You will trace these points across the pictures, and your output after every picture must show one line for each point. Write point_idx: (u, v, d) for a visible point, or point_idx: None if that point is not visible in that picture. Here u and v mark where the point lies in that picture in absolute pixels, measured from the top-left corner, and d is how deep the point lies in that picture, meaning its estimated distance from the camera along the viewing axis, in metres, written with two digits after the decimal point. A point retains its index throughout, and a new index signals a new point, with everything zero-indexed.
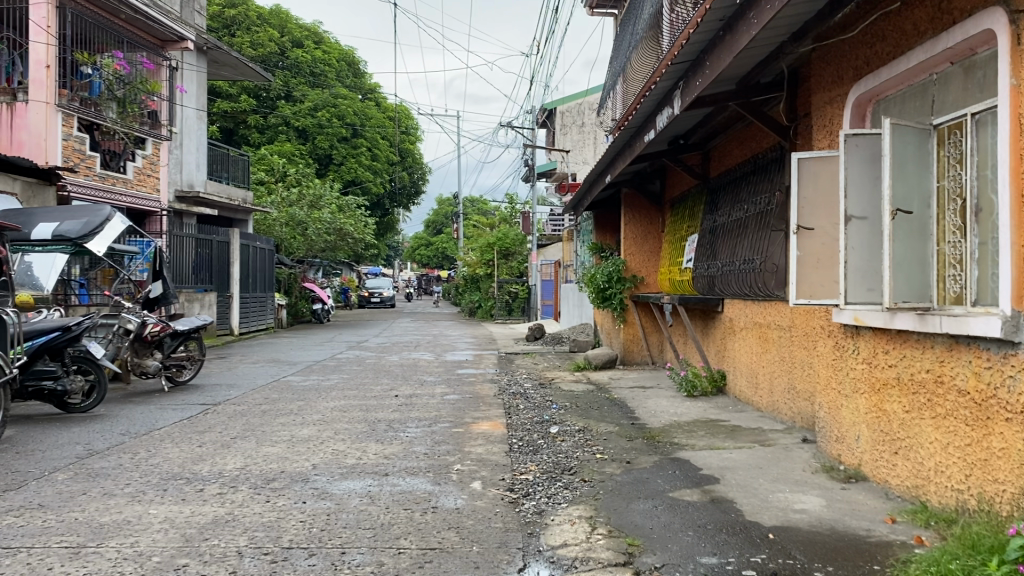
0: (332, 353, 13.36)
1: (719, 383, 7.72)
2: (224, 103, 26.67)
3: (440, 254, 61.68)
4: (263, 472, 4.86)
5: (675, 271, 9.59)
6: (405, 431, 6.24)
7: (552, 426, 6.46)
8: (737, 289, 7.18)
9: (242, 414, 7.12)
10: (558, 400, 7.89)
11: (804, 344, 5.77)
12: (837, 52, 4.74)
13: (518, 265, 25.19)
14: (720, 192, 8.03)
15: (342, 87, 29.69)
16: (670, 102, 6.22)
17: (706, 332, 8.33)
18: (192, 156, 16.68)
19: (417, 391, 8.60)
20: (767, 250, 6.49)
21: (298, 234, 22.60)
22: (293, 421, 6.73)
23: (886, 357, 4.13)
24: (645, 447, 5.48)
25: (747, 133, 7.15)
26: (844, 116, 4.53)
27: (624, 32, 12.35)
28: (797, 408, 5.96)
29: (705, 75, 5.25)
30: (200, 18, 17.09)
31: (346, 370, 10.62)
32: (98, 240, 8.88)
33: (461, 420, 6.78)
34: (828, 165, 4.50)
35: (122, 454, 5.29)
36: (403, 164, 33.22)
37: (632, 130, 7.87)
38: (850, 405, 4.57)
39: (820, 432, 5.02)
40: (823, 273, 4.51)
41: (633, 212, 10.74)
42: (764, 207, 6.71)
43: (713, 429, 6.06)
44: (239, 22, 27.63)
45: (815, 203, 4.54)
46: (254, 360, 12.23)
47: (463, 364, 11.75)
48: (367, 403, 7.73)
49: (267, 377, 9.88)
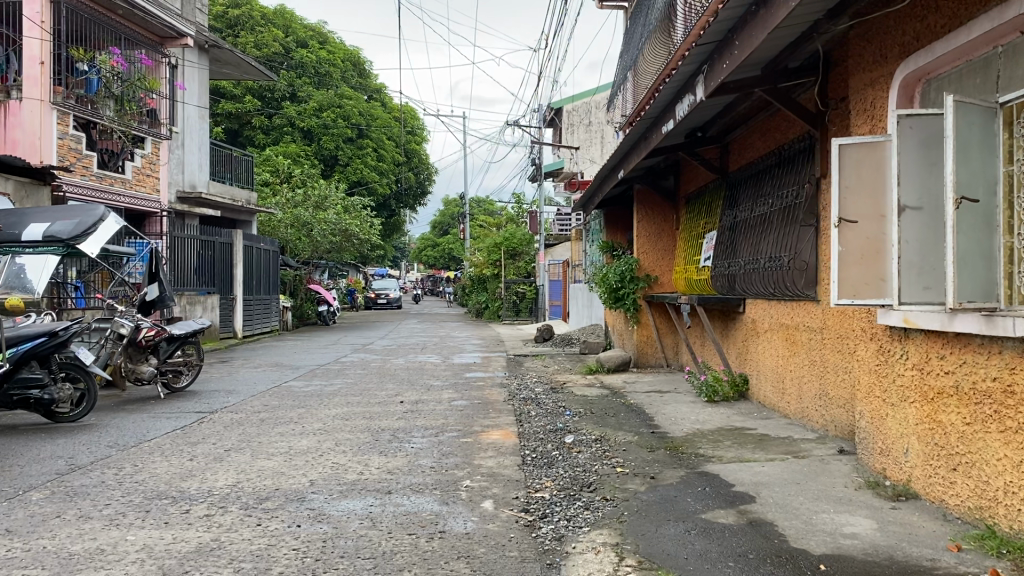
0: (336, 356, 12.99)
1: (741, 388, 7.30)
2: (228, 104, 26.44)
3: (446, 255, 61.29)
4: (256, 490, 4.47)
5: (692, 269, 9.18)
6: (410, 442, 5.85)
7: (566, 435, 6.07)
8: (762, 289, 6.79)
9: (239, 423, 6.74)
10: (571, 406, 7.48)
11: (838, 347, 5.37)
12: (882, 27, 4.33)
13: (525, 265, 24.78)
14: (741, 186, 7.63)
15: (346, 87, 29.40)
16: (692, 88, 5.83)
17: (726, 334, 7.91)
18: (194, 156, 16.38)
19: (424, 396, 8.21)
20: (795, 246, 6.09)
21: (303, 235, 22.19)
22: (292, 431, 6.35)
23: (941, 363, 3.73)
24: (668, 459, 5.09)
25: (771, 123, 6.75)
26: (890, 98, 4.14)
27: (635, 24, 11.95)
28: (829, 415, 5.56)
29: (734, 57, 4.86)
30: (202, 15, 16.76)
31: (349, 375, 10.24)
32: (91, 240, 8.50)
33: (470, 429, 6.38)
34: (873, 151, 4.10)
35: (106, 469, 4.92)
36: (409, 165, 32.81)
37: (648, 122, 7.48)
38: (897, 415, 4.17)
39: (861, 443, 4.62)
40: (868, 270, 4.11)
41: (646, 210, 10.35)
42: (791, 201, 6.30)
43: (740, 438, 5.66)
44: (242, 22, 27.25)
45: (858, 194, 4.13)
46: (256, 365, 11.88)
47: (470, 367, 11.35)
48: (371, 411, 7.34)
49: (268, 382, 9.49)
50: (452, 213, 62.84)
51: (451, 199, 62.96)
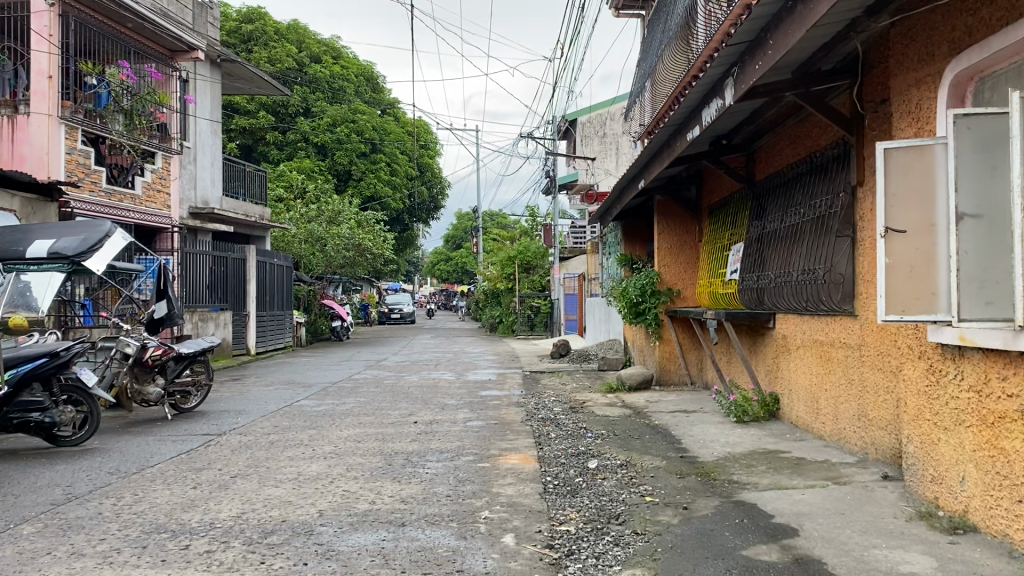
0: (350, 373, 12.74)
1: (771, 408, 7.00)
2: (242, 119, 26.40)
3: (459, 269, 61.06)
4: (262, 522, 4.19)
5: (716, 283, 8.87)
6: (426, 467, 5.57)
7: (590, 460, 5.77)
8: (795, 303, 6.48)
9: (248, 446, 6.47)
10: (593, 427, 7.18)
11: (880, 365, 5.05)
12: (927, 24, 4.04)
13: (539, 279, 24.46)
14: (769, 196, 7.34)
15: (360, 102, 29.32)
16: (720, 92, 5.56)
17: (755, 350, 7.59)
18: (206, 172, 16.25)
19: (439, 417, 7.93)
20: (830, 258, 5.79)
21: (317, 250, 21.90)
22: (303, 455, 6.08)
23: (1003, 385, 3.42)
24: (700, 487, 4.83)
25: (801, 129, 6.46)
26: (939, 98, 3.84)
27: (653, 33, 11.72)
28: (869, 438, 5.24)
29: (767, 57, 4.57)
30: (214, 30, 16.64)
31: (363, 393, 9.96)
32: (96, 257, 8.32)
33: (487, 452, 6.09)
34: (922, 156, 3.80)
35: (104, 499, 4.67)
36: (423, 179, 32.61)
37: (672, 129, 7.23)
38: (951, 441, 3.85)
39: (909, 469, 4.31)
40: (919, 283, 3.79)
41: (668, 221, 10.06)
42: (824, 210, 6.00)
43: (775, 463, 5.36)
44: (256, 38, 27.21)
45: (906, 202, 3.83)
46: (267, 383, 11.64)
47: (486, 384, 11.05)
48: (384, 432, 7.05)
49: (280, 401, 9.24)
50: (466, 227, 62.72)
51: (465, 214, 62.86)
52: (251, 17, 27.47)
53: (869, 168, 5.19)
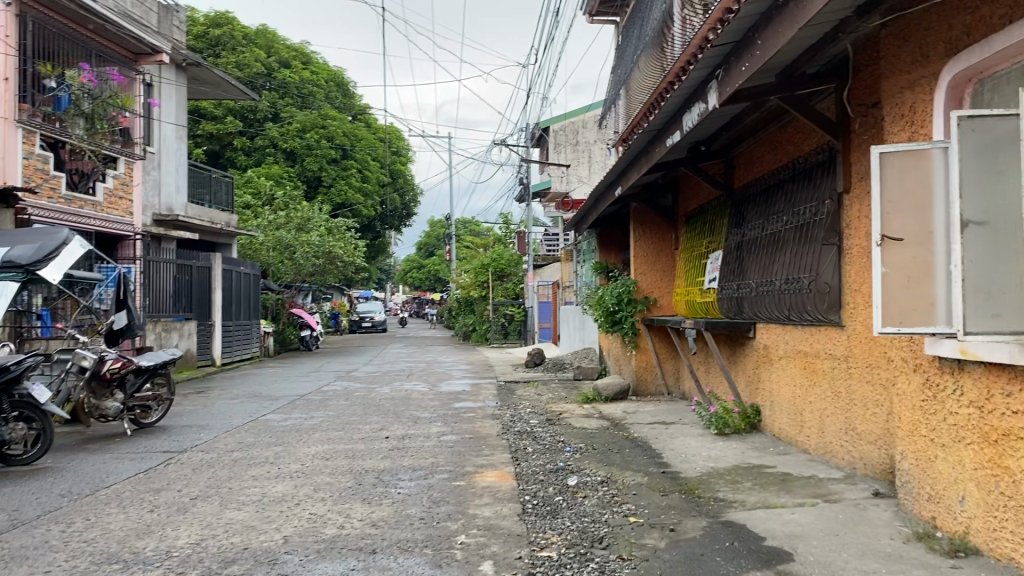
0: (319, 385, 12.41)
1: (752, 420, 6.81)
2: (209, 124, 26.06)
3: (432, 276, 60.65)
4: (221, 551, 3.91)
5: (694, 292, 8.71)
6: (398, 486, 5.31)
7: (569, 477, 5.55)
8: (777, 312, 6.33)
9: (210, 464, 6.17)
10: (570, 441, 6.95)
11: (869, 377, 4.90)
12: (921, 24, 3.88)
13: (513, 287, 24.24)
14: (748, 203, 7.19)
15: (330, 107, 28.99)
16: (703, 95, 5.39)
17: (735, 360, 7.43)
18: (171, 178, 15.88)
19: (411, 431, 7.66)
20: (815, 267, 5.64)
21: (285, 258, 21.61)
22: (267, 474, 5.79)
23: (1007, 401, 3.25)
24: (685, 506, 4.63)
25: (783, 135, 6.31)
26: (935, 102, 3.68)
27: (628, 40, 11.58)
28: (857, 452, 5.08)
29: (755, 58, 4.40)
30: (180, 33, 16.26)
31: (332, 406, 9.65)
32: (53, 266, 7.95)
33: (462, 469, 5.85)
34: (919, 161, 3.63)
35: (52, 525, 4.37)
36: (395, 186, 32.25)
37: (650, 135, 7.06)
38: (950, 458, 3.68)
39: (903, 486, 4.14)
40: (916, 294, 3.62)
41: (643, 229, 9.89)
42: (808, 217, 5.85)
43: (761, 479, 5.17)
44: (225, 42, 26.97)
45: (902, 209, 3.67)
46: (233, 395, 11.28)
47: (459, 396, 10.79)
48: (354, 449, 6.77)
49: (245, 415, 8.91)
50: (438, 235, 62.37)
51: (437, 221, 62.59)
52: (218, 21, 27.09)
53: (857, 174, 5.04)
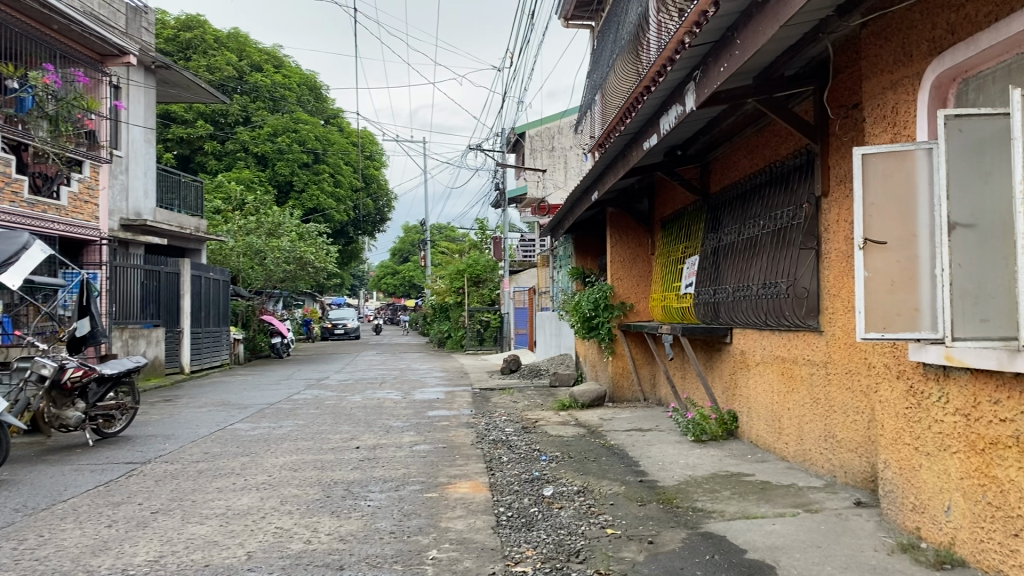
0: (290, 393, 12.17)
1: (729, 426, 6.74)
2: (179, 128, 25.71)
3: (406, 282, 60.38)
4: (180, 568, 3.73)
5: (670, 297, 8.62)
6: (368, 498, 5.15)
7: (545, 487, 5.42)
8: (755, 318, 6.24)
9: (174, 476, 5.96)
10: (546, 449, 6.82)
11: (849, 384, 4.81)
12: (903, 23, 3.81)
13: (489, 293, 24.08)
14: (724, 207, 7.11)
15: (303, 112, 28.72)
16: (681, 97, 5.29)
17: (711, 366, 7.35)
18: (139, 182, 15.59)
19: (383, 440, 7.48)
20: (793, 272, 5.56)
21: (256, 264, 21.28)
22: (233, 485, 5.60)
23: (994, 409, 3.16)
24: (664, 517, 4.50)
25: (760, 138, 6.23)
26: (919, 102, 3.60)
27: (603, 43, 11.51)
28: (837, 460, 5.00)
29: (734, 59, 4.30)
30: (150, 35, 15.98)
31: (302, 415, 9.45)
32: (13, 270, 7.70)
33: (435, 480, 5.69)
34: (902, 163, 3.55)
35: (4, 542, 4.17)
36: (368, 191, 32.00)
37: (627, 138, 6.96)
38: (935, 467, 3.59)
39: (886, 495, 4.05)
40: (900, 299, 3.53)
41: (619, 234, 9.80)
42: (786, 221, 5.77)
43: (740, 488, 5.07)
44: (195, 46, 26.66)
45: (885, 212, 3.58)
46: (200, 404, 11.02)
47: (433, 403, 10.62)
48: (324, 459, 6.59)
49: (212, 425, 8.68)
50: (413, 240, 62.12)
51: (412, 227, 62.39)
52: (189, 24, 26.80)
53: (836, 177, 4.96)
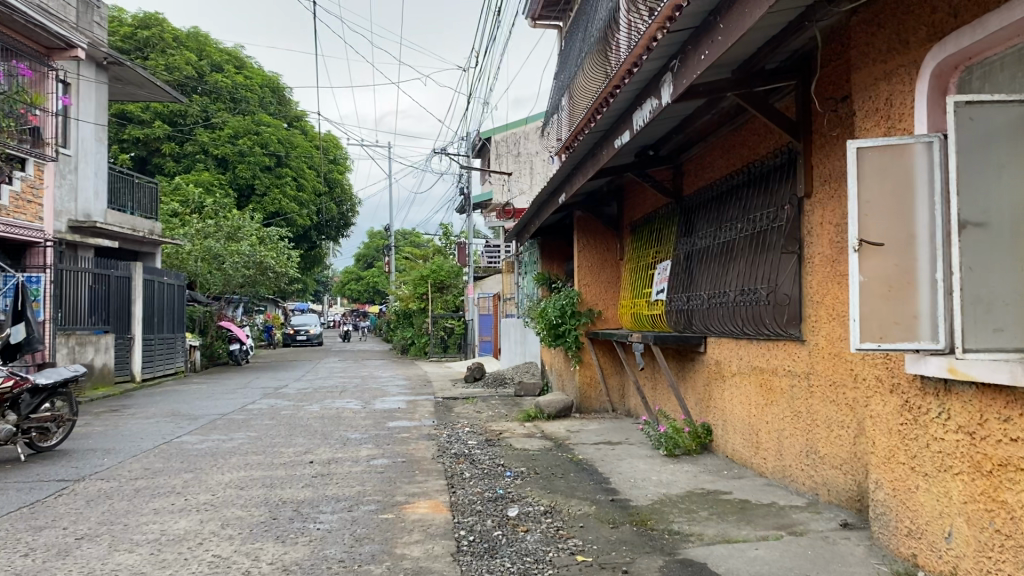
0: (244, 403, 11.67)
1: (703, 440, 6.45)
2: (136, 128, 25.02)
3: (370, 288, 59.76)
4: None
5: (640, 304, 8.32)
6: (318, 521, 4.74)
7: (510, 506, 5.05)
8: (731, 326, 5.95)
9: (109, 496, 5.49)
10: (511, 464, 6.45)
11: (833, 396, 4.52)
12: (898, 8, 3.52)
13: (453, 299, 23.72)
14: (698, 210, 6.83)
15: (265, 114, 28.12)
16: (657, 90, 4.98)
17: (683, 376, 7.06)
18: (89, 182, 15.01)
19: (338, 455, 7.05)
20: (774, 277, 5.27)
21: (214, 268, 20.64)
22: (172, 506, 5.16)
23: (1003, 426, 2.86)
24: (638, 541, 4.18)
25: (737, 137, 5.96)
26: (917, 93, 3.32)
27: (571, 44, 11.21)
28: (820, 477, 4.70)
29: (716, 46, 3.98)
30: (101, 30, 15.41)
31: (255, 427, 8.99)
32: None
33: (392, 499, 5.29)
34: (900, 156, 3.25)
35: None
36: (331, 195, 31.39)
37: (597, 136, 6.65)
38: (933, 490, 3.28)
39: (876, 518, 3.75)
40: (897, 306, 3.23)
41: (587, 238, 9.49)
42: (765, 224, 5.48)
43: (718, 507, 4.76)
44: (153, 44, 26.04)
45: (883, 210, 3.28)
46: (148, 415, 10.49)
47: (393, 413, 10.20)
48: (273, 476, 6.15)
49: (157, 437, 8.17)
50: (377, 245, 61.46)
51: (376, 232, 61.84)
52: (147, 23, 26.16)
53: (820, 178, 4.68)
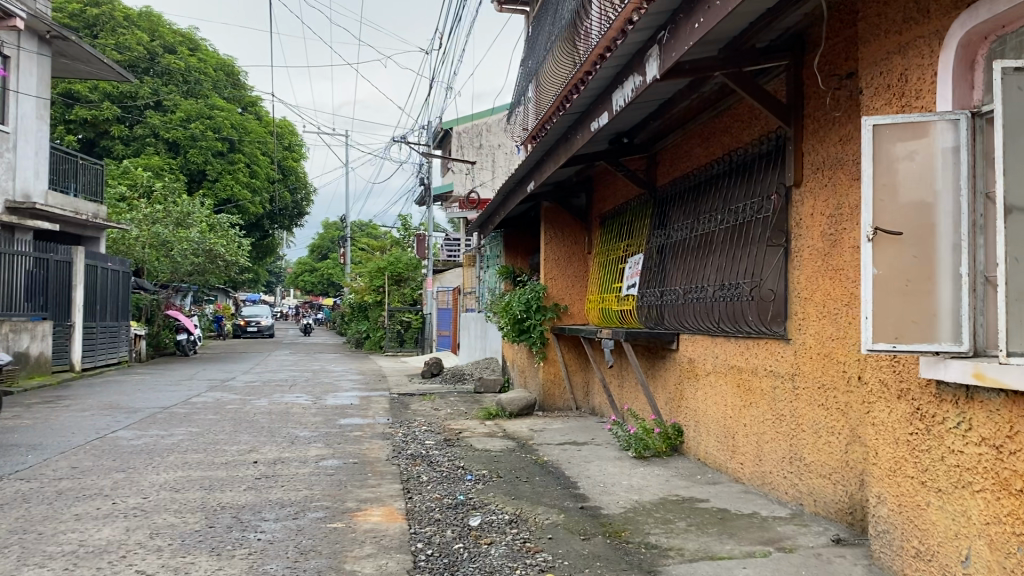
0: (188, 396, 11.08)
1: (674, 442, 6.11)
2: (84, 109, 24.09)
3: (325, 280, 58.85)
4: None
5: (608, 298, 7.96)
6: (260, 530, 4.29)
7: (472, 515, 4.65)
8: (708, 323, 5.63)
9: (26, 500, 4.93)
10: (472, 466, 6.05)
11: (822, 399, 4.20)
12: None
13: (411, 292, 23.22)
14: (673, 201, 6.49)
15: (219, 98, 27.23)
16: (641, 66, 4.60)
17: (654, 375, 6.72)
18: (29, 161, 14.24)
19: (285, 454, 6.57)
20: (757, 272, 4.95)
21: (162, 255, 19.88)
22: (95, 511, 4.64)
23: None
24: (612, 556, 3.81)
25: (718, 124, 5.63)
26: (941, 66, 2.98)
27: (539, 30, 10.80)
28: (804, 486, 4.38)
29: (713, 14, 3.60)
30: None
31: (197, 422, 8.44)
32: None
33: (341, 505, 4.85)
34: (920, 136, 2.93)
35: None
36: (286, 182, 30.58)
37: (570, 120, 6.29)
38: (949, 507, 2.95)
39: (877, 535, 3.43)
40: (914, 303, 2.90)
41: (553, 230, 9.14)
42: (748, 215, 5.15)
43: (697, 517, 4.42)
44: (102, 22, 25.09)
45: (901, 195, 2.94)
46: (84, 407, 9.87)
47: (346, 410, 9.71)
48: (213, 478, 5.65)
49: (90, 433, 7.61)
50: (333, 236, 60.36)
51: (332, 223, 60.83)
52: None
53: (812, 165, 4.35)
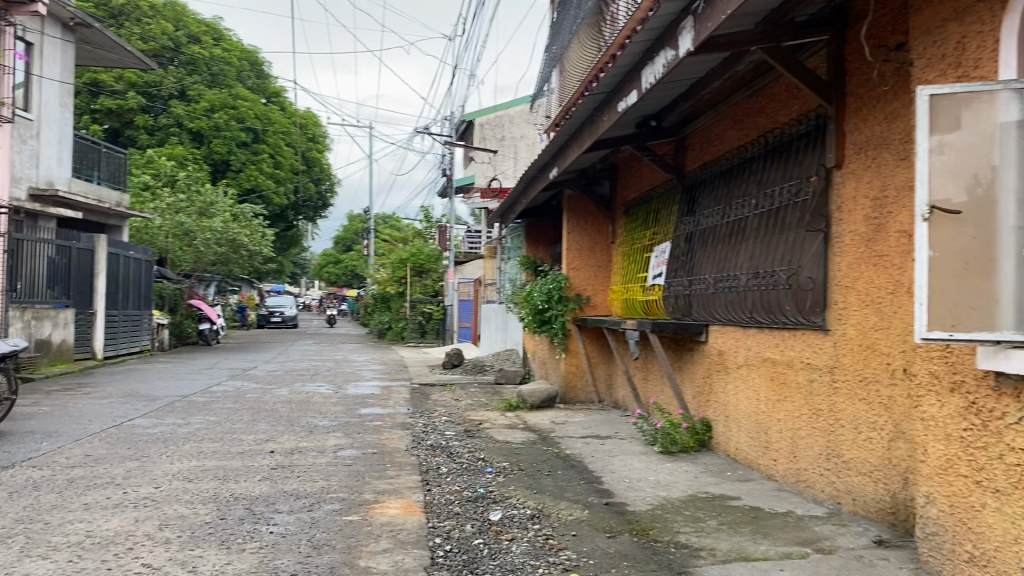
0: (208, 384, 10.99)
1: (702, 437, 5.91)
2: (109, 99, 24.11)
3: (349, 271, 58.95)
4: None
5: (633, 288, 7.75)
6: (272, 523, 4.13)
7: (492, 509, 4.46)
8: (739, 314, 5.40)
9: (36, 487, 4.81)
10: (493, 458, 5.87)
11: (863, 392, 3.96)
12: None
13: (432, 283, 23.18)
14: (703, 187, 6.26)
15: (243, 88, 27.17)
16: (674, 41, 4.37)
17: (681, 367, 6.51)
18: (52, 148, 14.21)
19: (302, 444, 6.42)
20: (794, 259, 4.73)
21: (185, 245, 19.88)
22: (104, 501, 4.50)
23: None
24: (640, 555, 3.61)
25: (753, 105, 5.40)
26: (1005, 31, 2.74)
27: (564, 14, 10.55)
28: (843, 483, 4.15)
29: None
30: None
31: (215, 410, 8.33)
32: None
33: (358, 497, 4.69)
34: (981, 104, 2.70)
35: None
36: (309, 173, 30.53)
37: (597, 102, 6.06)
38: (1007, 510, 2.73)
39: (924, 538, 3.21)
40: (973, 287, 2.67)
41: (577, 219, 8.93)
42: (784, 199, 4.91)
43: (729, 515, 4.21)
44: (127, 12, 25.09)
45: (959, 169, 2.72)
46: (103, 394, 9.81)
47: (366, 400, 9.57)
48: (228, 467, 5.51)
49: (107, 420, 7.51)
50: (357, 228, 60.47)
51: (356, 215, 60.89)
52: None
53: (854, 145, 4.12)
